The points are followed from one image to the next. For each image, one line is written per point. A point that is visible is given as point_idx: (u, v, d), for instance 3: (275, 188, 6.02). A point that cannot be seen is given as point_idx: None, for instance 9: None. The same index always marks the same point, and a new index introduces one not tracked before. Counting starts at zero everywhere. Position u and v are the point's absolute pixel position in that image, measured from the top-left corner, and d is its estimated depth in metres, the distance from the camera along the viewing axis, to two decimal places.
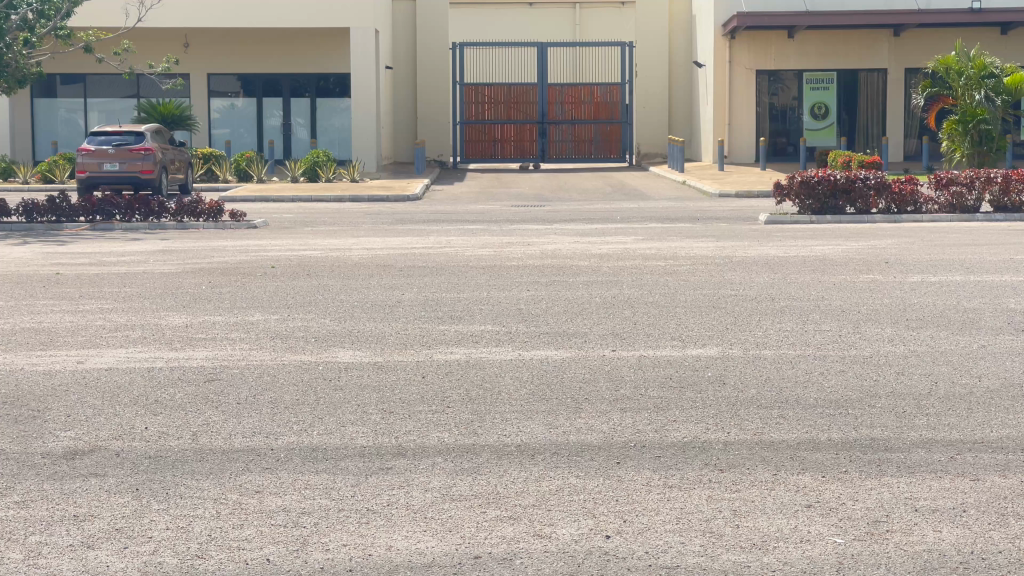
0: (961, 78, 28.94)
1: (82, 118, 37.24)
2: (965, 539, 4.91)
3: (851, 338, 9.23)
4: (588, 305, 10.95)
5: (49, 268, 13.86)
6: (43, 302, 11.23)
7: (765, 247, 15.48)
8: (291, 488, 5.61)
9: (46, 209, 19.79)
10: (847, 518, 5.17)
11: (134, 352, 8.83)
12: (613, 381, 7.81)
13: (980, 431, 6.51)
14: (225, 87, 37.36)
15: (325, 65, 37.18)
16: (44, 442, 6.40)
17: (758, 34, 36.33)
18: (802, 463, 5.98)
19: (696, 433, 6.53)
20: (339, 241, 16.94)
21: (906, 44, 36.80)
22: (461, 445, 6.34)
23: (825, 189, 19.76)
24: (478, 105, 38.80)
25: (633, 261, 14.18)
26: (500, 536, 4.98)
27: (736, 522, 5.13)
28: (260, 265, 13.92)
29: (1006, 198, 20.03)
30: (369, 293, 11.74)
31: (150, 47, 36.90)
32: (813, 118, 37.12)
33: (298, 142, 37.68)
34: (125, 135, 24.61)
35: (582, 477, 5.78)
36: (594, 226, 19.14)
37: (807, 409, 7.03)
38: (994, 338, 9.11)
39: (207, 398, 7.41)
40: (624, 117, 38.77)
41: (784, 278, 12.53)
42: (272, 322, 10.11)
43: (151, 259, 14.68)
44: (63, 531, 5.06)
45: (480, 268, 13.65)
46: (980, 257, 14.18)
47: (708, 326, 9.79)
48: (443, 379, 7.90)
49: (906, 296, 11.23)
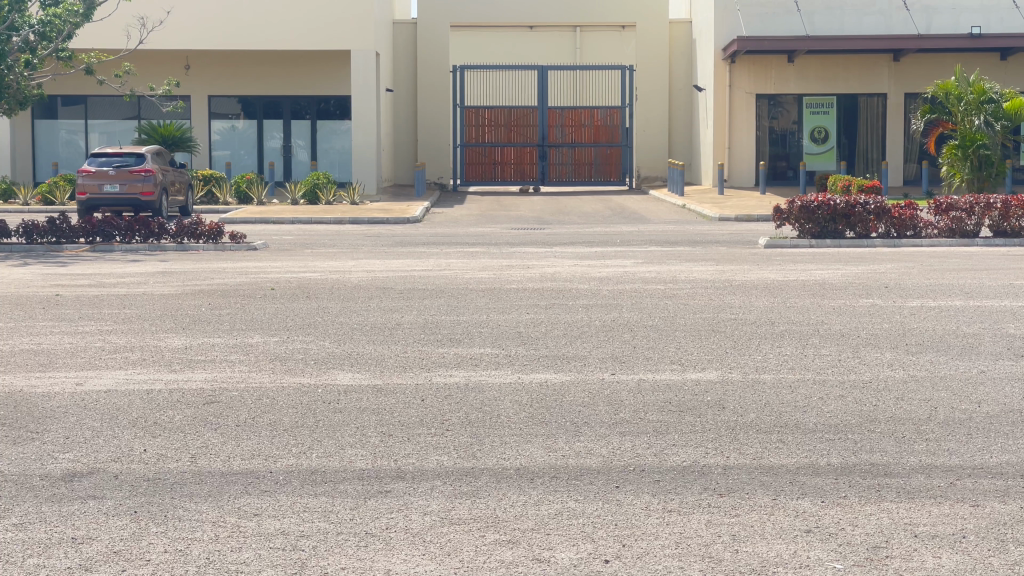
0: (960, 103, 29.07)
1: (82, 139, 37.40)
2: (965, 565, 4.90)
3: (851, 362, 9.25)
4: (588, 328, 10.94)
5: (49, 290, 13.86)
6: (42, 324, 11.24)
7: (766, 272, 15.44)
8: (289, 511, 5.60)
9: (45, 230, 19.69)
10: (847, 544, 5.15)
11: (133, 373, 8.84)
12: (613, 404, 7.81)
13: (981, 456, 6.51)
14: (226, 109, 37.49)
15: (325, 88, 37.35)
16: (44, 464, 6.40)
17: (757, 58, 36.54)
18: (802, 488, 5.97)
19: (696, 457, 6.53)
20: (338, 263, 16.88)
21: (905, 69, 36.93)
22: (460, 468, 6.33)
23: (823, 214, 19.76)
24: (479, 128, 38.71)
25: (632, 285, 14.17)
26: (499, 560, 4.97)
27: (736, 547, 5.12)
28: (260, 287, 13.93)
29: (1006, 223, 19.98)
30: (368, 316, 11.76)
31: (151, 69, 37.03)
32: (812, 142, 37.32)
33: (298, 164, 37.78)
34: (125, 156, 24.70)
35: (582, 501, 5.78)
36: (596, 249, 19.20)
37: (806, 434, 7.03)
38: (995, 363, 9.11)
39: (207, 420, 7.40)
40: (624, 140, 38.73)
41: (785, 302, 12.52)
42: (272, 344, 10.13)
43: (151, 280, 14.72)
44: (61, 553, 5.04)
45: (480, 290, 13.69)
46: (979, 282, 14.23)
47: (707, 350, 9.78)
48: (443, 402, 7.90)
49: (907, 322, 11.22)
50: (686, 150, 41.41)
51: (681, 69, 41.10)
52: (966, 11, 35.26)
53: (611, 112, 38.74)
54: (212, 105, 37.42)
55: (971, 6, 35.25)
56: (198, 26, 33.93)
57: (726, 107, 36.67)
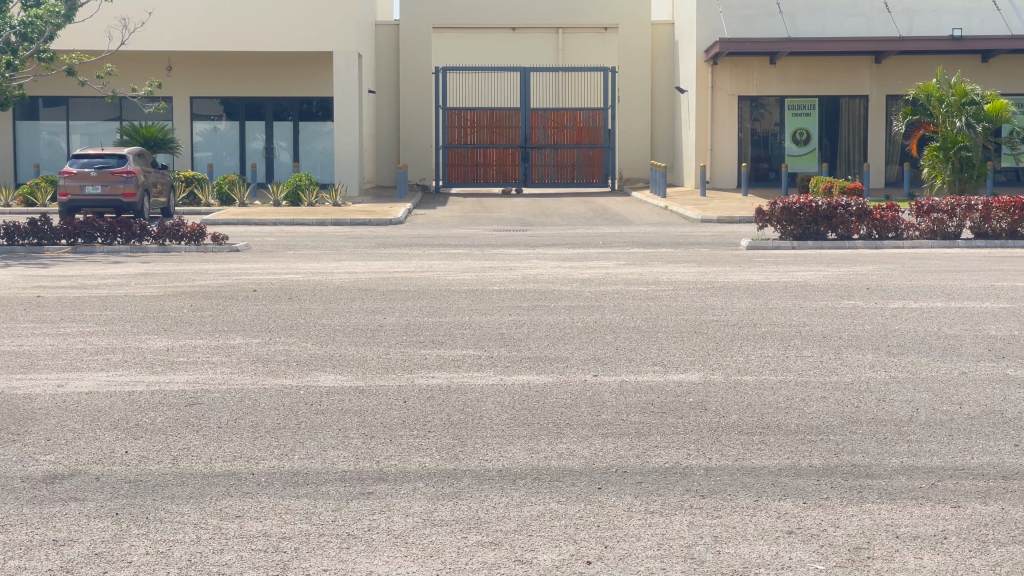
0: (942, 105, 29.20)
1: (64, 141, 37.23)
2: (946, 566, 4.93)
3: (833, 363, 9.30)
4: (570, 329, 10.99)
5: (30, 291, 13.77)
6: (23, 326, 11.16)
7: (748, 273, 15.53)
8: (271, 512, 5.60)
9: (27, 232, 19.61)
10: (829, 545, 5.18)
11: (114, 375, 8.79)
12: (595, 406, 7.82)
13: (961, 457, 6.56)
14: (208, 110, 37.40)
15: (308, 90, 37.30)
16: (24, 466, 6.37)
17: (739, 60, 36.65)
18: (784, 488, 6.01)
19: (677, 459, 6.55)
20: (320, 265, 16.81)
21: (887, 70, 37.09)
22: (442, 470, 6.33)
23: (805, 216, 19.87)
24: (462, 130, 38.70)
25: (615, 286, 14.20)
26: (481, 561, 4.98)
27: (718, 548, 5.15)
28: (242, 289, 13.88)
29: (987, 224, 20.13)
30: (350, 317, 11.73)
31: (133, 70, 36.88)
32: (795, 143, 37.45)
33: (280, 165, 37.70)
34: (107, 158, 24.62)
35: (564, 502, 5.79)
36: (578, 250, 19.26)
37: (787, 436, 7.06)
38: (975, 364, 9.19)
39: (189, 423, 7.38)
40: (606, 142, 38.82)
41: (766, 304, 12.61)
42: (255, 346, 10.10)
43: (133, 282, 14.66)
44: (42, 555, 5.03)
45: (463, 292, 13.68)
46: (960, 283, 14.37)
47: (689, 351, 9.82)
48: (425, 404, 7.89)
49: (888, 322, 11.34)
50: (668, 151, 41.53)
51: (664, 70, 41.26)
52: (946, 13, 35.52)
53: (594, 114, 38.81)
54: (194, 106, 37.31)
55: (952, 9, 35.51)
56: (180, 26, 33.82)
57: (709, 109, 36.77)
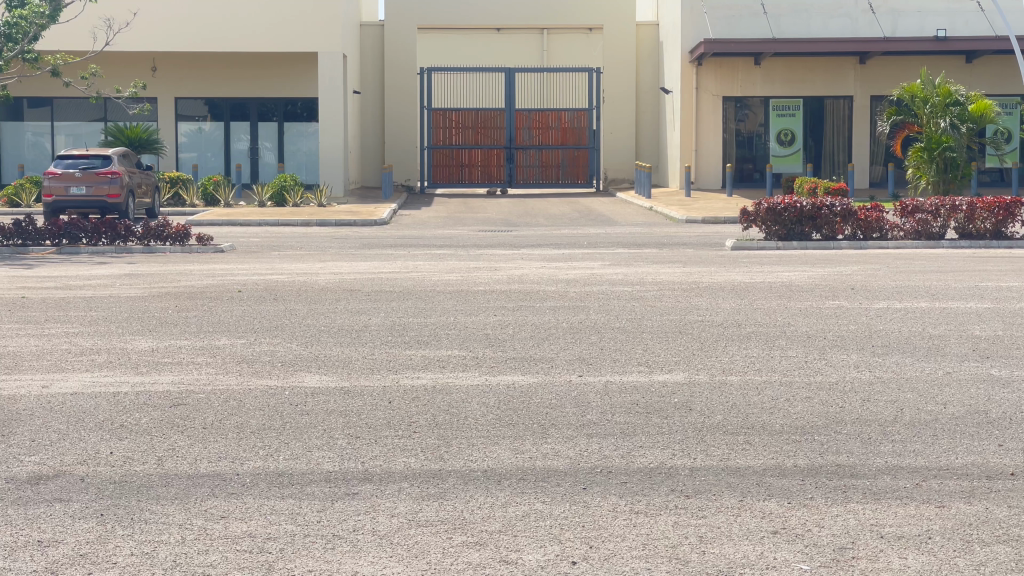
0: (926, 105, 29.32)
1: (48, 141, 37.09)
2: (930, 565, 4.97)
3: (818, 363, 9.35)
4: (555, 329, 11.02)
5: (14, 292, 13.71)
6: (7, 327, 11.10)
7: (732, 273, 15.59)
8: (256, 514, 5.60)
9: (11, 232, 19.52)
10: (813, 545, 5.22)
11: (98, 377, 8.77)
12: (580, 406, 7.84)
13: (946, 456, 6.61)
14: (193, 111, 37.33)
15: (291, 91, 37.23)
16: (9, 467, 6.36)
17: (724, 61, 36.73)
18: (769, 488, 6.04)
19: (662, 458, 6.58)
20: (305, 266, 16.78)
21: (870, 71, 37.24)
22: (427, 470, 6.35)
23: (790, 216, 19.96)
24: (447, 130, 38.66)
25: (600, 287, 14.24)
26: (466, 561, 5.00)
27: (703, 548, 5.17)
28: (228, 290, 13.83)
29: (971, 225, 20.23)
30: (335, 318, 11.72)
31: (117, 70, 36.76)
32: (779, 144, 37.56)
33: (265, 166, 37.64)
34: (91, 159, 24.54)
35: (549, 502, 5.81)
36: (564, 250, 19.30)
37: (772, 436, 7.10)
38: (959, 363, 9.26)
39: (173, 423, 7.38)
40: (591, 143, 38.87)
41: (751, 304, 12.68)
42: (239, 347, 10.08)
43: (117, 283, 14.61)
44: (26, 557, 5.03)
45: (448, 292, 13.66)
46: (944, 283, 14.47)
47: (674, 352, 9.86)
48: (410, 404, 7.90)
49: (873, 322, 11.41)
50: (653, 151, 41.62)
51: (648, 71, 41.32)
52: (930, 14, 35.69)
53: (579, 114, 38.85)
54: (179, 107, 37.24)
55: (936, 10, 35.68)
56: (165, 26, 33.72)
57: (693, 110, 36.85)
